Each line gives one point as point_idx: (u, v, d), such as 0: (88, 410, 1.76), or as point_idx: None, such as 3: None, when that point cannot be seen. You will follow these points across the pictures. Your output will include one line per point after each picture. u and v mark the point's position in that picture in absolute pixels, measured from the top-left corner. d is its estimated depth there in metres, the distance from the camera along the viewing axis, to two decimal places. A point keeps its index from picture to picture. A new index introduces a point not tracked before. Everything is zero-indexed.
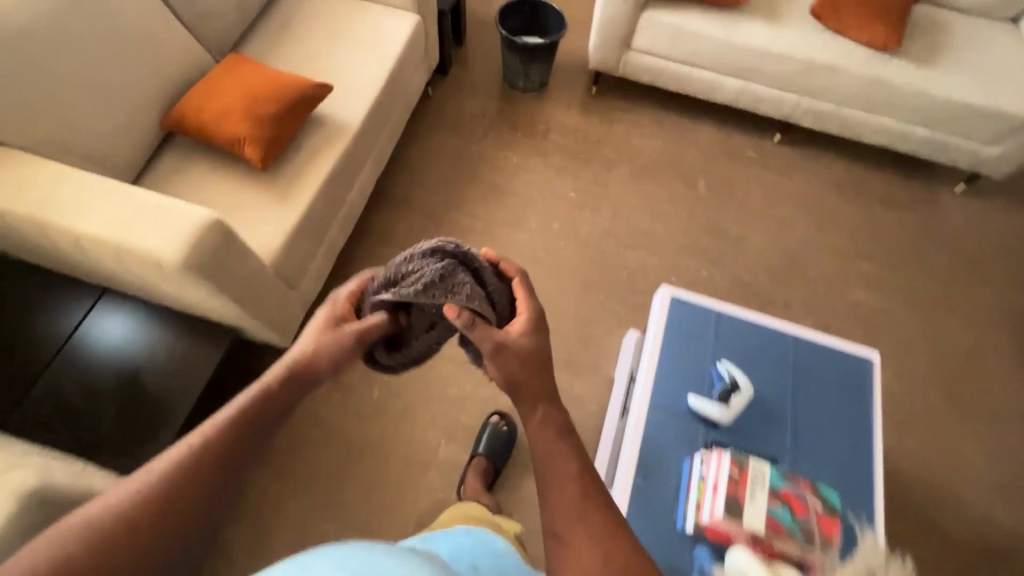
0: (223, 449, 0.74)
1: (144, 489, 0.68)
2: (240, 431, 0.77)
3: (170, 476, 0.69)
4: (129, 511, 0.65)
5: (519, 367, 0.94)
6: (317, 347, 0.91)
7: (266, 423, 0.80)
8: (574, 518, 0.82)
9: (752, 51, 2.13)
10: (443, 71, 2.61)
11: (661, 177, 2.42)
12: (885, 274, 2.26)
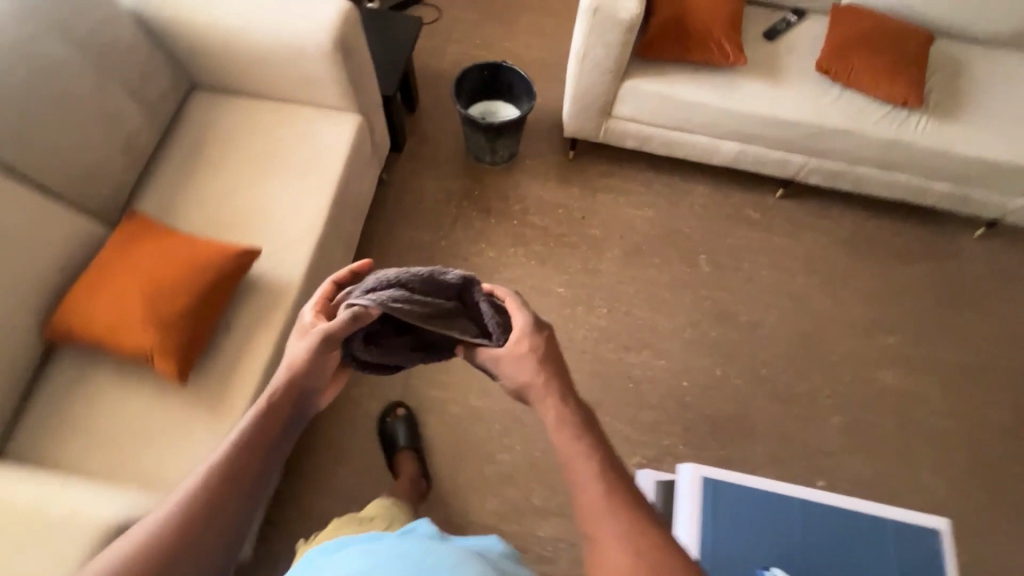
0: (204, 503, 0.79)
1: (132, 551, 0.75)
2: (217, 483, 0.81)
3: (169, 526, 0.77)
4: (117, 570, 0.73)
5: (519, 372, 0.96)
6: (294, 361, 0.94)
7: (242, 470, 0.83)
8: (601, 517, 0.80)
9: (751, 117, 1.83)
10: (398, 148, 2.27)
11: (657, 254, 2.15)
12: (911, 345, 2.04)
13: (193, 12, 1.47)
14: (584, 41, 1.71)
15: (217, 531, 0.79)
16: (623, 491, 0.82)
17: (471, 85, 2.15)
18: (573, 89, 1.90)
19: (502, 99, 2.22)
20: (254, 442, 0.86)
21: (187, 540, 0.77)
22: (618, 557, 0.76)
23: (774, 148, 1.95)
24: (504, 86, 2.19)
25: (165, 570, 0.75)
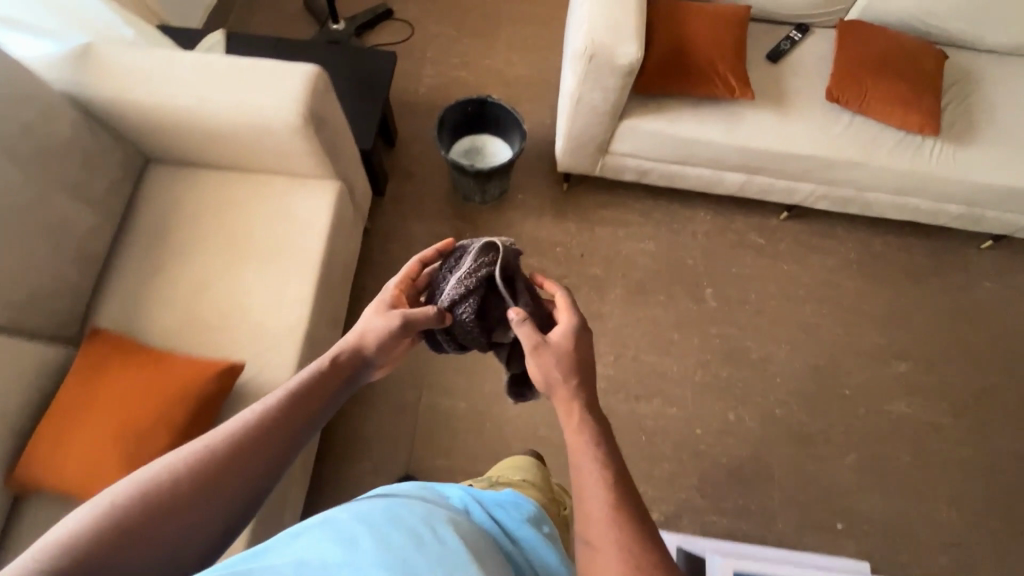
0: (251, 438, 0.89)
1: (184, 461, 0.83)
2: (268, 424, 0.92)
3: (229, 445, 0.87)
4: (165, 484, 0.81)
5: (557, 366, 1.04)
6: (368, 331, 1.10)
7: (288, 420, 0.94)
8: (605, 524, 0.84)
9: (757, 152, 1.72)
10: (380, 191, 2.11)
11: (661, 291, 2.06)
12: (922, 371, 2.01)
13: (138, 90, 1.29)
14: (577, 85, 1.56)
15: (255, 469, 0.88)
16: (627, 504, 0.87)
17: (453, 122, 1.99)
18: (564, 129, 1.76)
19: (489, 132, 2.07)
20: (305, 397, 0.98)
21: (240, 465, 0.87)
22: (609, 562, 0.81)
23: (780, 178, 1.84)
24: (489, 118, 2.03)
25: (201, 496, 0.82)
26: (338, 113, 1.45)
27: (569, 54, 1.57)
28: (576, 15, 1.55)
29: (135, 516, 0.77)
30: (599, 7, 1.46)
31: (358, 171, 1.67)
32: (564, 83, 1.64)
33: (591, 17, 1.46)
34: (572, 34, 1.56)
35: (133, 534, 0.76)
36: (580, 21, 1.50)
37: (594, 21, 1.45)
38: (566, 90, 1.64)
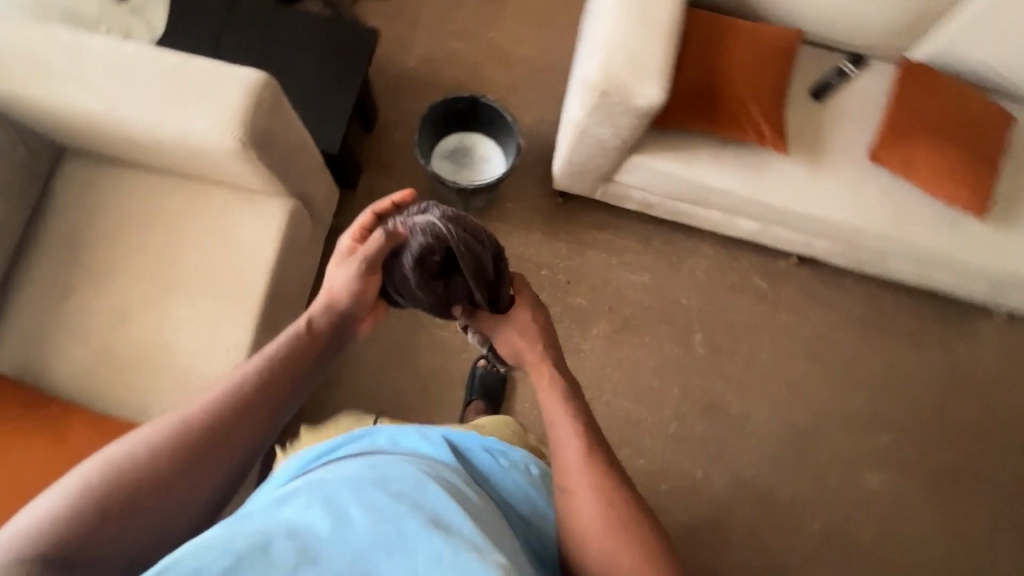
0: (224, 414, 0.93)
1: (159, 438, 0.89)
2: (239, 399, 0.94)
3: (205, 412, 0.93)
4: (140, 463, 0.87)
5: (520, 339, 1.10)
6: (337, 288, 1.03)
7: (261, 395, 0.96)
8: (580, 473, 0.96)
9: (779, 209, 1.51)
10: (351, 185, 1.87)
11: (648, 331, 1.91)
12: (904, 443, 1.92)
13: (34, 83, 1.03)
14: (584, 116, 1.31)
15: (229, 446, 0.92)
16: (596, 457, 0.98)
17: (441, 120, 1.76)
18: (563, 152, 1.52)
19: (482, 135, 1.82)
20: (280, 369, 0.99)
21: (216, 432, 0.92)
22: (591, 511, 0.93)
23: (798, 234, 1.64)
24: (483, 121, 1.79)
25: (178, 470, 0.89)
26: (292, 127, 1.20)
27: (580, 75, 1.31)
28: (593, 28, 1.28)
29: (117, 488, 0.85)
30: (622, 28, 1.19)
31: (319, 182, 1.44)
32: (570, 104, 1.39)
33: (611, 39, 1.19)
34: (585, 50, 1.30)
35: (113, 506, 0.84)
36: (596, 40, 1.23)
37: (612, 45, 1.19)
38: (570, 114, 1.39)
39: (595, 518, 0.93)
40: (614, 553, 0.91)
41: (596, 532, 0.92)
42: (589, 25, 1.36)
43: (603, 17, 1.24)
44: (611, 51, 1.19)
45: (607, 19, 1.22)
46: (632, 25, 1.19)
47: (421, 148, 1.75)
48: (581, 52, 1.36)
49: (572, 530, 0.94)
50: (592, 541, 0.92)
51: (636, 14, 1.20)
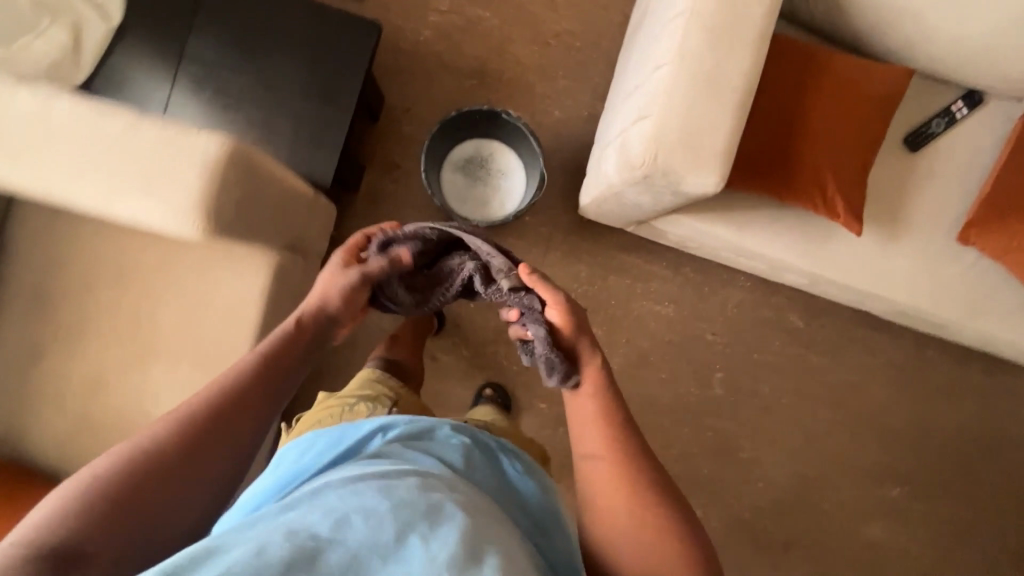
0: (210, 422, 0.71)
1: (128, 459, 0.66)
2: (226, 404, 0.74)
3: (200, 411, 0.72)
4: (112, 490, 0.63)
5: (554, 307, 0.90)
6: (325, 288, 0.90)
7: (251, 397, 0.76)
8: (604, 444, 0.85)
9: (834, 283, 1.30)
10: (354, 188, 1.67)
11: (665, 366, 1.79)
12: (917, 494, 1.86)
13: None
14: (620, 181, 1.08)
15: (223, 462, 0.72)
16: (620, 424, 0.86)
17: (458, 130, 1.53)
18: (589, 196, 1.27)
19: (505, 148, 1.57)
20: (267, 371, 0.79)
21: (217, 439, 0.72)
22: (615, 497, 0.82)
23: (850, 300, 1.45)
24: (506, 133, 1.54)
25: (170, 497, 0.66)
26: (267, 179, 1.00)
27: (622, 131, 1.06)
28: (645, 74, 1.02)
29: (87, 526, 0.60)
30: (680, 91, 0.93)
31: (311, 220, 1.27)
32: (606, 154, 1.15)
33: (664, 105, 0.94)
34: (633, 101, 1.04)
35: (92, 546, 0.60)
36: (647, 100, 0.98)
37: (664, 113, 0.94)
38: (603, 166, 1.16)
39: (623, 511, 0.82)
40: (640, 542, 0.80)
41: (618, 521, 0.81)
42: (640, 59, 1.09)
43: (659, 68, 0.98)
44: (663, 121, 0.94)
45: (663, 73, 0.96)
46: (692, 88, 0.93)
47: (430, 160, 1.52)
48: (627, 93, 1.11)
49: (595, 516, 0.83)
50: (614, 528, 0.82)
51: (701, 72, 0.93)
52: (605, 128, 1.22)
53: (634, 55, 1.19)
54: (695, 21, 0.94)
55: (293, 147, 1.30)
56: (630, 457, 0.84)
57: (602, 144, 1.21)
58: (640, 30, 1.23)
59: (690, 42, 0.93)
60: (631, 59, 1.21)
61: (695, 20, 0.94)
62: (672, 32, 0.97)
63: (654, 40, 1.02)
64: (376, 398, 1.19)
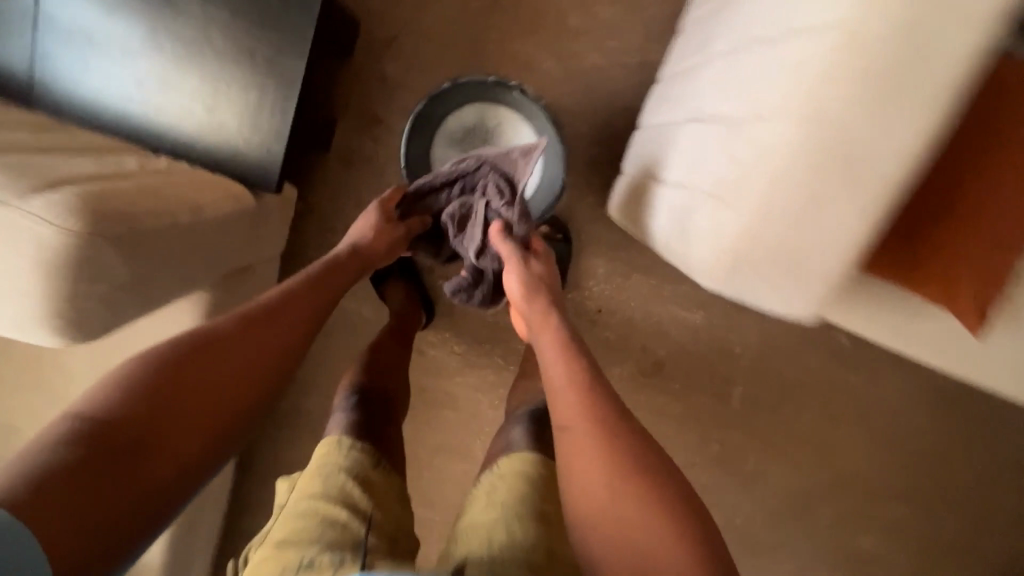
0: (222, 352, 0.75)
1: (145, 369, 0.70)
2: (238, 339, 0.77)
3: (266, 305, 0.83)
4: (124, 403, 0.67)
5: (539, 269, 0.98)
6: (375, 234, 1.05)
7: (262, 337, 0.80)
8: (583, 415, 0.74)
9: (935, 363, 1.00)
10: (323, 147, 1.32)
11: (679, 378, 1.59)
12: (942, 524, 1.70)
13: None
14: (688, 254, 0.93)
15: (229, 394, 0.74)
16: (602, 394, 0.76)
17: (461, 100, 1.20)
18: (626, 212, 1.12)
19: (520, 133, 1.21)
20: (276, 317, 0.82)
21: (266, 352, 0.79)
22: (600, 480, 0.68)
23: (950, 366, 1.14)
24: (523, 114, 1.20)
25: (180, 419, 0.70)
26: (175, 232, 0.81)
27: (696, 201, 0.87)
28: (730, 142, 0.79)
29: (102, 435, 0.64)
30: (782, 202, 0.74)
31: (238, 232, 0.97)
32: (666, 202, 0.96)
33: (759, 216, 0.76)
34: (712, 173, 0.83)
35: (108, 451, 0.63)
36: (735, 196, 0.78)
37: (756, 225, 0.77)
38: (663, 216, 0.98)
39: (601, 484, 0.68)
40: (629, 534, 0.65)
41: (604, 511, 0.67)
42: (722, 102, 0.82)
43: (754, 157, 0.75)
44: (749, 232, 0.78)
45: (762, 171, 0.74)
46: (795, 201, 0.73)
47: (415, 130, 1.19)
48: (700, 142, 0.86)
49: (579, 508, 0.69)
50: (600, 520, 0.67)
51: (814, 184, 0.71)
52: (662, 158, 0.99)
53: (711, 67, 0.89)
54: (817, 110, 0.69)
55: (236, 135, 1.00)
56: (622, 432, 0.72)
57: (651, 159, 1.04)
58: (727, 20, 0.89)
59: (805, 143, 0.70)
60: (707, 68, 0.91)
61: (817, 111, 0.68)
62: (786, 115, 0.71)
63: (753, 101, 0.75)
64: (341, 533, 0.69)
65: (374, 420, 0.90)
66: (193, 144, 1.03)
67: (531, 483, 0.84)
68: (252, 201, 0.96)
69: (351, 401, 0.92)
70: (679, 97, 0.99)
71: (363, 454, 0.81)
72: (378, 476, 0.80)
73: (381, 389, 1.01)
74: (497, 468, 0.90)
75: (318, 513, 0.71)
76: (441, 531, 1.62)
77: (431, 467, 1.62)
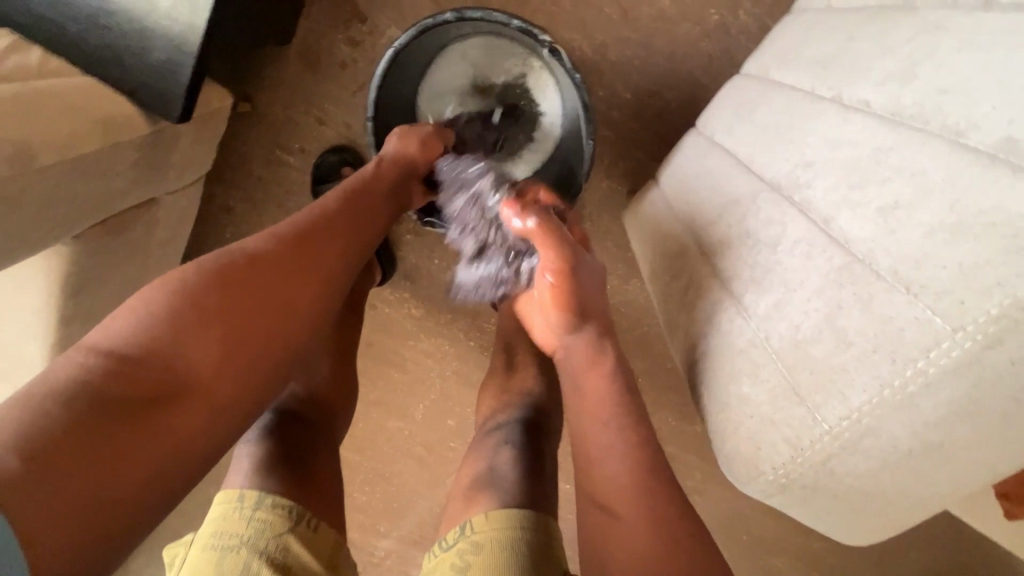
0: (276, 276, 0.54)
1: (187, 288, 0.49)
2: (299, 258, 0.56)
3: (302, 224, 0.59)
4: (161, 330, 0.47)
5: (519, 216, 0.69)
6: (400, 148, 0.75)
7: (327, 262, 0.58)
8: (617, 479, 0.53)
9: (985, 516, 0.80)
10: (282, 40, 1.01)
11: None
12: None
13: None
14: (708, 377, 0.55)
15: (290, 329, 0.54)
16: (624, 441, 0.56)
17: (463, 28, 0.83)
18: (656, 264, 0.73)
19: (532, 94, 0.89)
20: (327, 234, 0.59)
21: (312, 284, 0.56)
22: (596, 400, 0.59)
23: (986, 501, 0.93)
24: (544, 62, 0.85)
25: (231, 359, 0.50)
26: (35, 176, 0.56)
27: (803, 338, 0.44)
28: (833, 289, 0.42)
29: (131, 377, 0.44)
30: (885, 449, 0.40)
31: (143, 148, 0.68)
32: (699, 310, 0.58)
33: (855, 440, 0.41)
34: (781, 326, 0.46)
35: (145, 402, 0.45)
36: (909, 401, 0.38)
37: (832, 459, 0.42)
38: (702, 277, 0.59)
39: (624, 485, 0.53)
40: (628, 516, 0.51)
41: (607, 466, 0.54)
42: (836, 210, 0.44)
43: (859, 353, 0.39)
44: (850, 483, 0.44)
45: (872, 384, 0.39)
46: (962, 437, 0.38)
47: (395, 78, 0.83)
48: (773, 252, 0.49)
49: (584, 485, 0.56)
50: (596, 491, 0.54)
51: (952, 437, 0.38)
52: (704, 231, 0.61)
53: (831, 124, 0.50)
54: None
55: (117, 23, 0.62)
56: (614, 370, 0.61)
57: (688, 222, 0.66)
58: (898, 44, 0.47)
59: (970, 372, 0.36)
60: (821, 122, 0.51)
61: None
62: (950, 314, 0.35)
63: (904, 256, 0.38)
64: (259, 539, 0.58)
65: (302, 448, 0.70)
66: (37, 10, 0.63)
67: (512, 564, 0.62)
68: (148, 124, 0.67)
69: (264, 425, 0.71)
70: (768, 127, 0.59)
71: (277, 519, 0.60)
72: (301, 547, 0.59)
73: (325, 396, 0.80)
74: (468, 530, 0.66)
75: (234, 547, 0.58)
76: (361, 489, 1.43)
77: (363, 436, 1.42)
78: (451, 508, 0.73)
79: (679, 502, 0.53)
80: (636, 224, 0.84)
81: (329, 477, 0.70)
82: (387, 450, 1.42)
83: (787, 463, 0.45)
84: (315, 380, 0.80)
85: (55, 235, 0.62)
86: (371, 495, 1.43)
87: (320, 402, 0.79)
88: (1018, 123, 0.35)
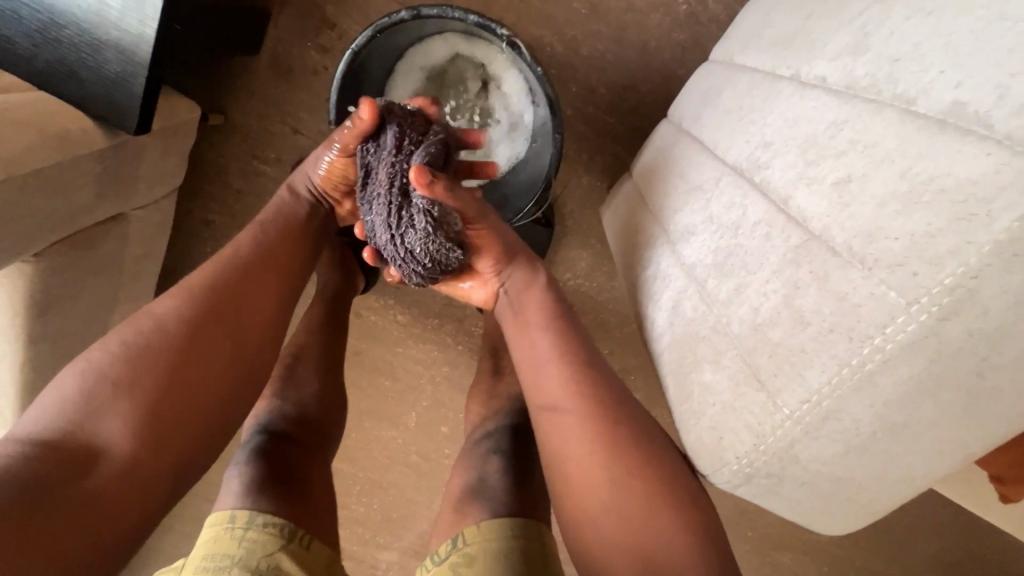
0: (171, 384, 0.50)
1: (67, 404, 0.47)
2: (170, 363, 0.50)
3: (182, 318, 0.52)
4: (50, 444, 0.46)
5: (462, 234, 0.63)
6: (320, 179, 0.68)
7: (211, 374, 0.52)
8: (598, 471, 0.52)
9: (984, 500, 0.78)
10: (251, 50, 1.00)
11: None
12: None
13: None
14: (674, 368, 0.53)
15: (187, 438, 0.50)
16: (605, 431, 0.53)
17: (425, 27, 0.83)
18: (628, 256, 0.71)
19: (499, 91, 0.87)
20: (232, 323, 0.54)
21: (190, 409, 0.50)
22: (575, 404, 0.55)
23: None
24: (508, 58, 0.84)
25: (115, 474, 0.46)
26: None
27: (776, 329, 0.41)
28: (790, 268, 0.41)
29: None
30: (848, 432, 0.39)
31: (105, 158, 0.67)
32: (664, 301, 0.57)
33: (817, 424, 0.40)
34: (741, 311, 0.44)
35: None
36: (860, 374, 0.37)
37: (796, 445, 0.41)
38: (670, 269, 0.57)
39: (612, 476, 0.52)
40: (606, 514, 0.51)
41: (599, 470, 0.52)
42: (794, 188, 0.43)
43: (817, 333, 0.38)
44: (820, 472, 0.42)
45: (830, 365, 0.38)
46: (929, 414, 0.37)
47: (356, 82, 0.82)
48: (734, 236, 0.48)
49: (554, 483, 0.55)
50: (579, 490, 0.52)
51: (915, 417, 0.37)
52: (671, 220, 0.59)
53: (789, 103, 0.48)
54: (990, 279, 0.32)
55: (66, 35, 0.61)
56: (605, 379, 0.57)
57: (657, 214, 0.65)
58: (851, 17, 0.46)
59: (928, 346, 0.35)
60: (780, 101, 0.50)
61: (990, 283, 0.32)
62: (904, 286, 0.34)
63: (856, 229, 0.37)
64: (250, 555, 0.58)
65: (291, 467, 0.70)
66: None
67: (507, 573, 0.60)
68: (106, 138, 0.67)
69: (255, 445, 0.71)
70: (733, 110, 0.57)
71: (268, 538, 0.60)
72: (291, 563, 0.59)
73: (311, 427, 0.77)
74: (461, 542, 0.65)
75: (225, 561, 0.58)
76: (359, 501, 1.41)
77: (359, 447, 1.40)
78: (442, 520, 0.72)
79: (688, 499, 0.52)
80: (610, 218, 0.82)
81: (319, 492, 0.70)
82: (384, 460, 1.40)
83: (750, 452, 0.44)
84: (304, 395, 0.79)
85: (18, 252, 0.62)
86: (370, 507, 1.42)
87: (313, 423, 0.78)
88: (964, 86, 0.34)
